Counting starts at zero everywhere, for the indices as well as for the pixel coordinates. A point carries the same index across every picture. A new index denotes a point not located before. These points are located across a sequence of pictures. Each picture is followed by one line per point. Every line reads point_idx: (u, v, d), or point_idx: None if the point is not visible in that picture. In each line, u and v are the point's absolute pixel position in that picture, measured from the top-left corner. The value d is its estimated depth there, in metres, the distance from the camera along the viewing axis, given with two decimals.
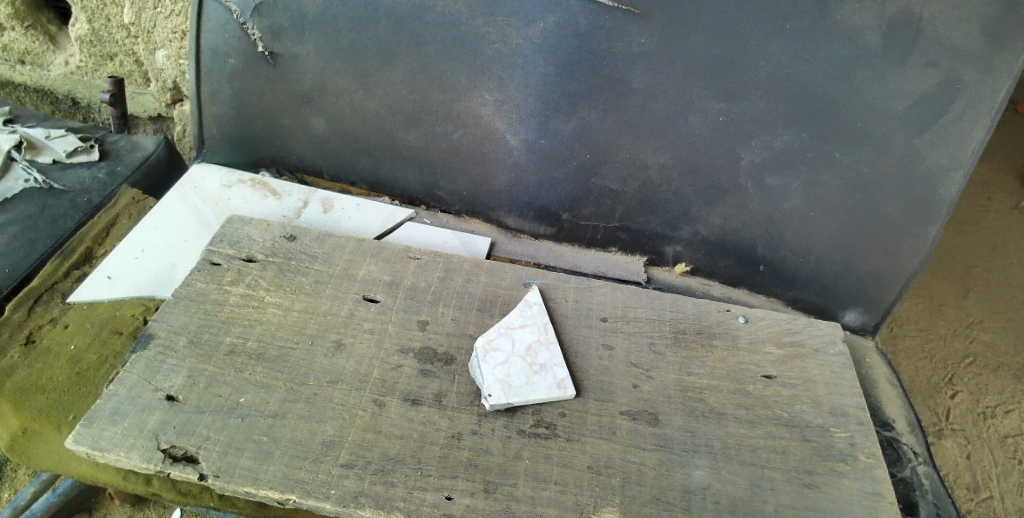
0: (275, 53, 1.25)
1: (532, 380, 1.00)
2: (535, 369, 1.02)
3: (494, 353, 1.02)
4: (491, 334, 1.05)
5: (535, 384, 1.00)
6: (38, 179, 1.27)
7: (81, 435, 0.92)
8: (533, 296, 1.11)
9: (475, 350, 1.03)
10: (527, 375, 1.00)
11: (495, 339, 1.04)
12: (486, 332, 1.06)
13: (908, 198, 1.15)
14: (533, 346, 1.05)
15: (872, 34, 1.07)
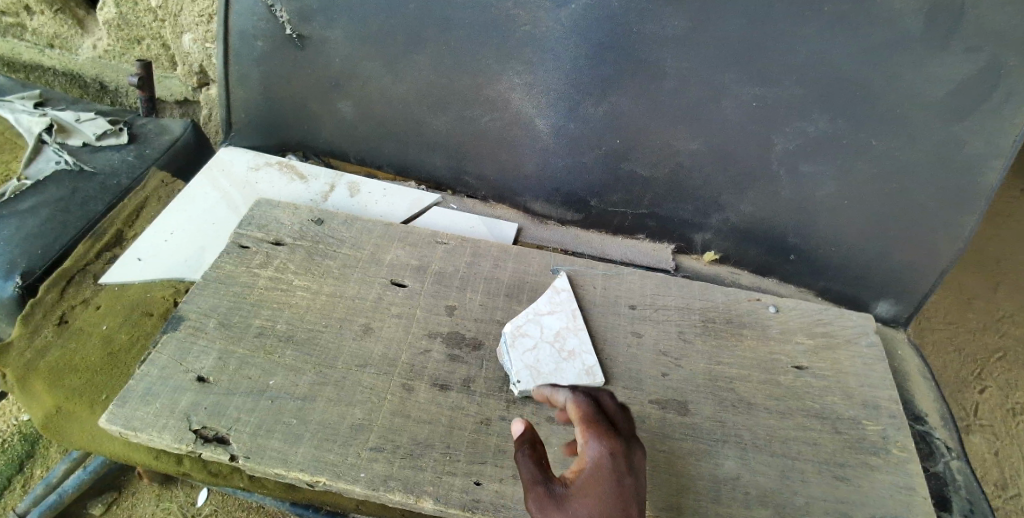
0: (304, 36, 1.24)
1: (560, 366, 1.00)
2: (563, 356, 1.01)
3: (522, 338, 1.01)
4: (519, 319, 1.03)
5: (563, 371, 0.99)
6: (68, 161, 1.29)
7: (114, 414, 0.92)
8: (561, 283, 1.10)
9: (503, 335, 1.01)
10: (556, 362, 1.00)
11: (524, 325, 1.03)
12: (513, 318, 1.04)
13: (948, 187, 1.12)
14: (562, 333, 1.04)
15: (911, 18, 1.03)
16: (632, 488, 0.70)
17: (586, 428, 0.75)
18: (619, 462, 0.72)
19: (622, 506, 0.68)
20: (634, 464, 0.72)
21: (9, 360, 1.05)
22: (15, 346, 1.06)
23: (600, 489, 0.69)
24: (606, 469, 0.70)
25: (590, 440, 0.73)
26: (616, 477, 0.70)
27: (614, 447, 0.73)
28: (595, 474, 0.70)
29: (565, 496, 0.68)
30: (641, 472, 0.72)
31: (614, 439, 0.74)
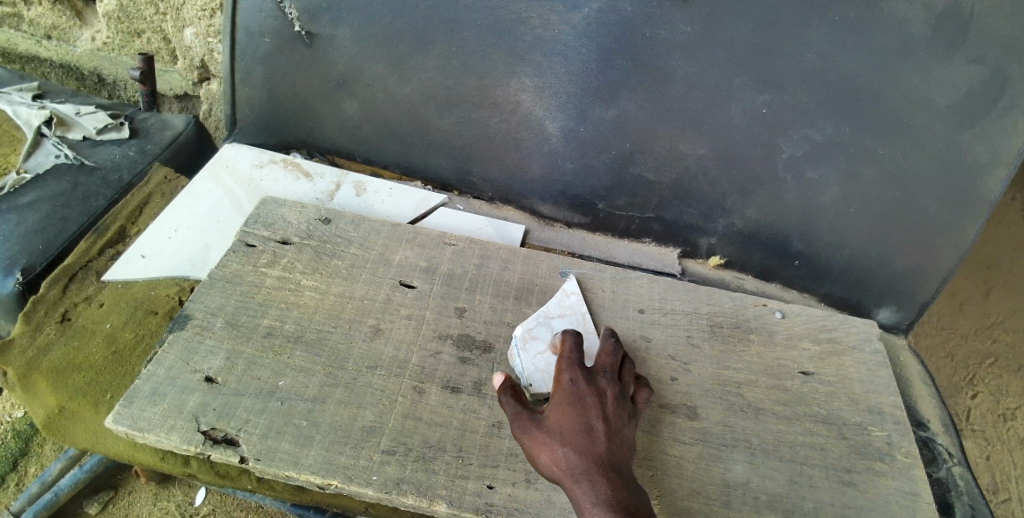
0: (312, 33, 1.23)
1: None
2: None
3: (533, 342, 1.01)
4: (528, 322, 1.03)
5: None
6: (68, 155, 1.27)
7: (121, 415, 0.91)
8: (569, 285, 1.11)
9: (514, 338, 1.01)
10: None
11: (534, 327, 1.03)
12: (525, 321, 1.05)
13: (952, 195, 1.14)
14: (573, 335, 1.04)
15: (918, 26, 1.05)
16: (596, 407, 0.86)
17: (560, 361, 0.91)
18: (584, 386, 0.88)
19: (585, 422, 0.85)
20: (601, 385, 0.89)
21: (11, 358, 1.02)
22: (17, 343, 1.04)
23: (564, 409, 0.86)
24: (572, 394, 0.87)
25: (562, 371, 0.90)
26: (581, 399, 0.87)
27: (581, 376, 0.89)
28: (563, 398, 0.87)
29: (538, 421, 0.86)
30: (608, 391, 0.89)
31: (583, 369, 0.90)
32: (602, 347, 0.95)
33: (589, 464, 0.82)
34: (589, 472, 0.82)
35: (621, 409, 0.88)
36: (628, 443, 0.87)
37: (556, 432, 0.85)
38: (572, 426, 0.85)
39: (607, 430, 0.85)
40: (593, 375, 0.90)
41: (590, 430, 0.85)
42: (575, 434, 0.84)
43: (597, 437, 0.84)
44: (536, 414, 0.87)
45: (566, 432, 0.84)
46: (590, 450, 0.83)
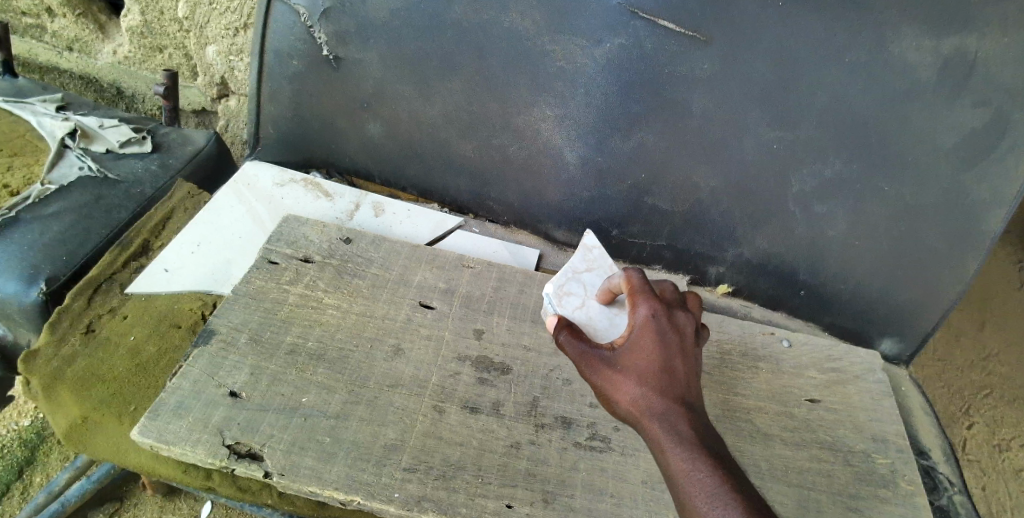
0: (339, 57, 1.28)
1: (614, 322, 0.91)
2: (616, 310, 0.92)
3: (567, 297, 0.93)
4: (558, 278, 0.96)
5: (618, 325, 0.91)
6: (92, 167, 1.29)
7: (147, 427, 0.92)
8: (590, 239, 1.03)
9: (546, 296, 0.94)
10: (609, 317, 0.92)
11: (565, 283, 0.95)
12: (554, 277, 0.97)
13: (954, 231, 1.18)
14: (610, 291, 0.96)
15: (926, 70, 1.10)
16: (676, 342, 0.80)
17: (631, 295, 0.84)
18: (663, 321, 0.81)
19: (664, 359, 0.79)
20: (679, 321, 0.82)
21: (36, 368, 1.04)
22: (42, 354, 1.05)
23: (643, 343, 0.80)
24: (651, 329, 0.80)
25: (635, 305, 0.82)
26: (659, 333, 0.80)
27: (660, 309, 0.81)
28: (642, 332, 0.80)
29: (609, 357, 0.80)
30: (686, 327, 0.82)
31: (660, 301, 0.82)
32: (671, 285, 0.88)
33: (668, 400, 0.77)
34: (668, 411, 0.76)
35: (697, 345, 0.82)
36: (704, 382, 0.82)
37: (630, 366, 0.79)
38: (649, 362, 0.79)
39: (685, 367, 0.80)
40: (670, 308, 0.83)
41: (669, 368, 0.79)
42: (653, 371, 0.78)
43: (674, 375, 0.78)
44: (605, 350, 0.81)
45: (642, 367, 0.79)
46: (670, 385, 0.78)
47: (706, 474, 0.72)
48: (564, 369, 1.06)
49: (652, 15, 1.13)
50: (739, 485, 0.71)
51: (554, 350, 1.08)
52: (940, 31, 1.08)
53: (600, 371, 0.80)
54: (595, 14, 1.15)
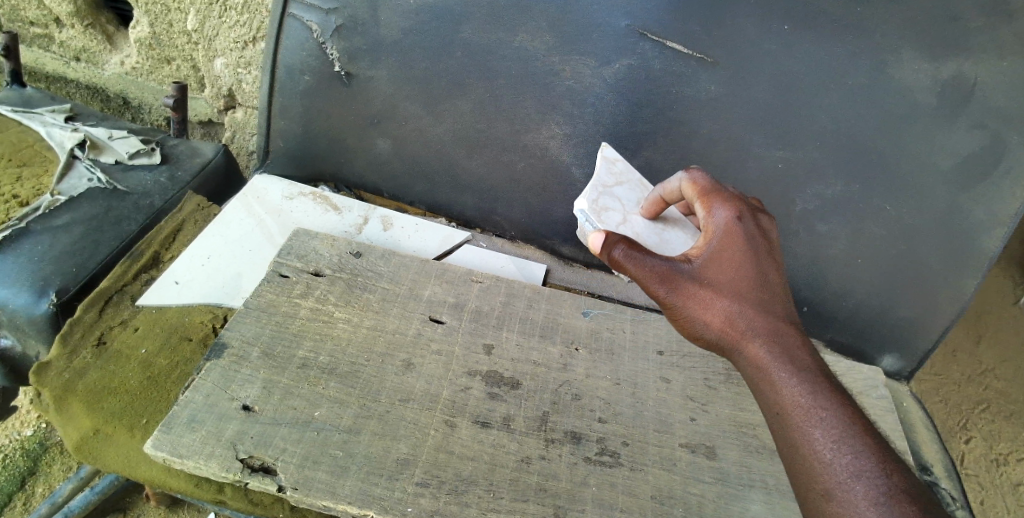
0: (351, 73, 1.32)
1: (655, 233, 1.07)
2: (656, 227, 1.08)
3: (607, 212, 1.08)
4: (588, 193, 1.10)
5: (664, 240, 1.07)
6: (101, 179, 1.29)
7: (160, 441, 0.93)
8: (608, 152, 1.18)
9: (587, 210, 1.07)
10: (654, 233, 1.07)
11: (596, 196, 1.10)
12: (588, 193, 1.10)
13: (950, 250, 1.21)
14: (633, 199, 1.12)
15: (925, 93, 1.14)
16: (755, 251, 0.91)
17: (706, 205, 0.95)
18: (742, 231, 0.92)
19: (748, 270, 0.89)
20: (758, 244, 0.92)
21: (47, 380, 1.04)
22: (54, 366, 1.05)
23: (727, 256, 0.90)
24: (732, 239, 0.91)
25: (711, 215, 0.94)
26: (739, 246, 0.90)
27: (736, 221, 0.93)
28: (724, 244, 0.91)
29: (700, 283, 0.88)
30: (761, 238, 0.93)
31: (735, 213, 0.93)
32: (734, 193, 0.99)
33: (755, 313, 0.87)
34: (760, 321, 0.87)
35: (776, 266, 0.92)
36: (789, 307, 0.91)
37: (722, 291, 0.88)
38: (736, 275, 0.89)
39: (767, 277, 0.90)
40: (743, 219, 0.93)
41: (752, 278, 0.89)
42: (740, 283, 0.88)
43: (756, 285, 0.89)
44: (693, 275, 0.89)
45: (731, 280, 0.89)
46: (761, 306, 0.87)
47: (817, 406, 0.80)
48: (573, 384, 1.06)
49: (659, 36, 1.17)
50: (847, 413, 0.79)
51: (562, 365, 1.09)
52: (939, 55, 1.12)
53: (691, 298, 0.88)
54: (604, 35, 1.19)
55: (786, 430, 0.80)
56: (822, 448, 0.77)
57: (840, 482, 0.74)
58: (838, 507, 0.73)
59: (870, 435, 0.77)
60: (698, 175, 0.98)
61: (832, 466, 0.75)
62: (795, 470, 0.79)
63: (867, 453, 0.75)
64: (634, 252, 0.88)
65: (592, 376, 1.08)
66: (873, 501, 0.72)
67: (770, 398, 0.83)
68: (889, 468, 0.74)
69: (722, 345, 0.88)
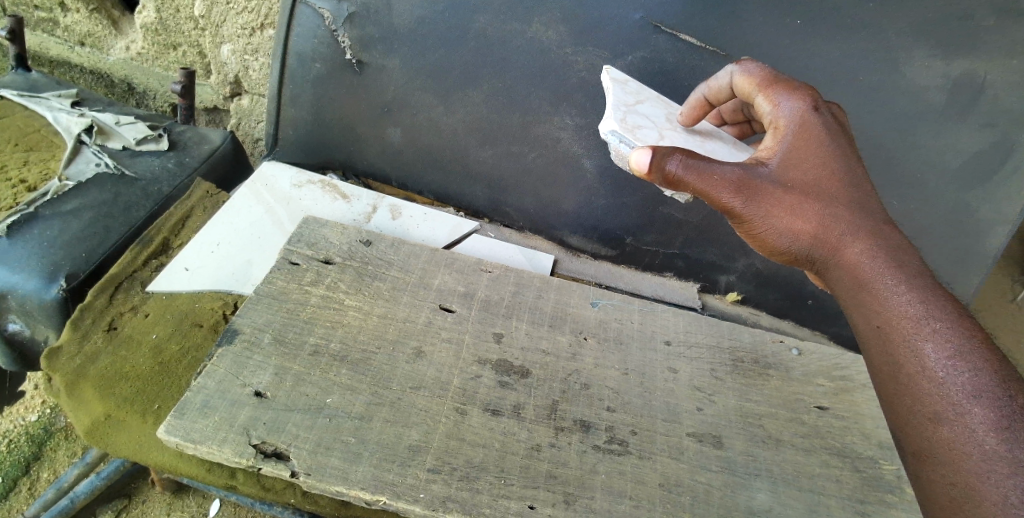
0: (362, 62, 1.33)
1: (693, 143, 1.10)
2: (694, 140, 1.11)
3: (642, 127, 1.07)
4: (614, 114, 1.08)
5: (709, 149, 1.10)
6: (109, 164, 1.29)
7: (173, 426, 0.93)
8: (613, 74, 1.18)
9: (622, 127, 1.05)
10: (697, 143, 1.10)
11: (622, 117, 1.08)
12: (616, 113, 1.08)
13: (962, 250, 1.32)
14: (656, 115, 1.13)
15: (936, 94, 1.23)
16: (829, 145, 0.94)
17: (768, 93, 0.99)
18: (815, 122, 0.95)
19: (824, 168, 0.93)
20: (834, 135, 0.95)
21: (60, 364, 1.04)
22: (66, 351, 1.06)
23: (804, 151, 0.93)
24: (810, 129, 0.94)
25: (781, 104, 0.97)
26: (816, 140, 0.94)
27: (810, 110, 0.96)
28: (800, 137, 0.94)
29: (776, 184, 0.91)
30: (836, 130, 0.96)
31: (807, 102, 0.96)
32: (793, 79, 1.00)
33: (854, 218, 0.91)
34: (854, 226, 0.91)
35: (852, 155, 0.96)
36: (880, 201, 0.95)
37: (802, 189, 0.92)
38: (819, 175, 0.93)
39: (845, 174, 0.94)
40: (815, 110, 0.96)
41: (842, 177, 0.93)
42: (820, 184, 0.92)
43: (855, 183, 0.94)
44: (769, 179, 0.92)
45: (806, 182, 0.92)
46: (852, 209, 0.92)
47: (929, 323, 0.84)
48: (582, 374, 1.07)
49: (673, 29, 1.21)
50: (974, 336, 0.82)
51: (572, 355, 1.10)
52: (949, 53, 1.20)
53: (764, 200, 0.91)
54: (619, 29, 1.22)
55: (893, 350, 0.85)
56: (937, 367, 0.82)
57: (958, 404, 0.80)
58: (950, 431, 0.80)
59: (1000, 360, 0.81)
60: (750, 66, 1.02)
61: (949, 386, 0.81)
62: (890, 379, 0.86)
63: (994, 375, 0.80)
64: (693, 163, 0.88)
65: (601, 366, 1.09)
66: (995, 426, 0.77)
67: (876, 312, 0.87)
68: (1015, 388, 0.78)
69: (815, 248, 0.92)
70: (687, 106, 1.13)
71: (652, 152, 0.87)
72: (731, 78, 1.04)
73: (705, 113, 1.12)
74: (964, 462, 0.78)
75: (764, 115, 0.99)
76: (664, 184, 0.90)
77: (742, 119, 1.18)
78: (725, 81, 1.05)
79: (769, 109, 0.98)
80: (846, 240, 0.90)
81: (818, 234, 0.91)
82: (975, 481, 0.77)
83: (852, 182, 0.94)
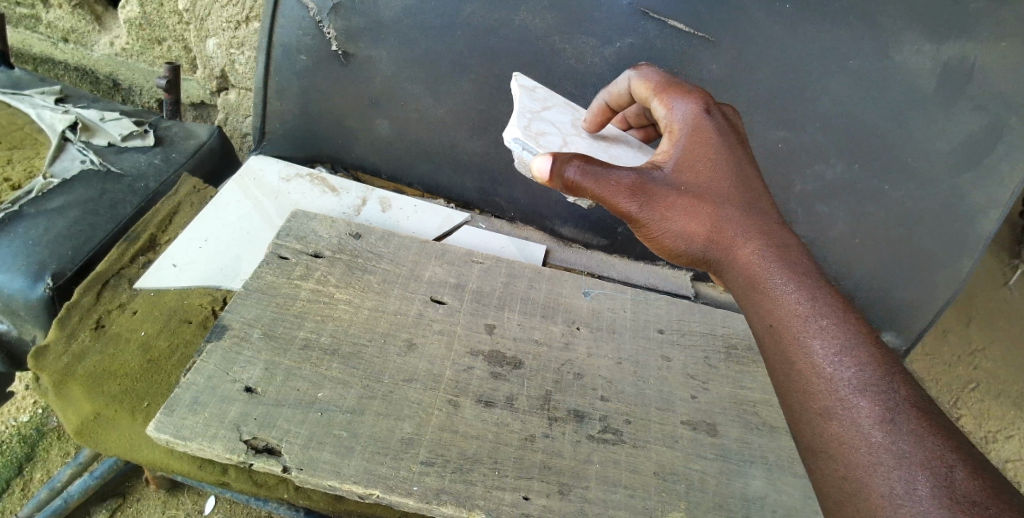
0: (349, 53, 1.31)
1: (596, 150, 1.09)
2: (600, 145, 1.11)
3: (546, 135, 1.06)
4: (518, 122, 1.07)
5: (615, 153, 1.10)
6: (94, 160, 1.27)
7: (163, 423, 0.92)
8: (522, 82, 1.19)
9: (526, 133, 1.04)
10: (603, 149, 1.09)
11: (527, 124, 1.07)
12: (520, 121, 1.07)
13: (953, 235, 1.31)
14: (563, 121, 1.13)
15: (926, 77, 1.22)
16: (721, 146, 0.90)
17: (661, 97, 0.96)
18: (707, 123, 0.91)
19: (715, 168, 0.88)
20: (726, 137, 0.91)
21: (47, 364, 1.03)
22: (52, 350, 1.04)
23: (696, 151, 0.89)
24: (700, 129, 0.91)
25: (672, 107, 0.94)
26: (707, 139, 0.90)
27: (701, 111, 0.92)
28: (691, 137, 0.90)
29: (670, 187, 0.87)
30: (729, 132, 0.92)
31: (699, 104, 0.93)
32: (688, 84, 0.97)
33: (745, 218, 0.86)
34: (745, 227, 0.85)
35: (749, 159, 0.92)
36: (776, 205, 0.89)
37: (696, 192, 0.87)
38: (709, 175, 0.88)
39: (738, 174, 0.89)
40: (707, 112, 0.93)
41: (735, 178, 0.89)
42: (711, 184, 0.87)
43: (748, 184, 0.89)
44: (664, 181, 0.87)
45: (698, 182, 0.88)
46: (743, 208, 0.87)
47: (817, 319, 0.76)
48: (575, 363, 1.07)
49: (662, 15, 1.21)
50: (862, 332, 0.75)
51: (565, 344, 1.09)
52: (941, 36, 1.20)
53: (658, 203, 0.86)
54: (607, 16, 1.21)
55: (782, 349, 0.77)
56: (823, 361, 0.73)
57: (842, 398, 0.70)
58: (836, 424, 0.70)
59: (887, 356, 0.72)
60: (648, 71, 0.99)
61: (834, 381, 0.71)
62: (780, 380, 0.77)
63: (879, 370, 0.71)
64: (591, 168, 0.83)
65: (594, 355, 1.09)
66: (880, 418, 0.68)
67: (767, 310, 0.80)
68: (899, 383, 0.70)
69: (710, 250, 0.87)
70: (590, 112, 1.11)
71: (552, 159, 0.84)
72: (628, 83, 1.01)
73: (608, 119, 1.10)
74: (850, 455, 0.68)
75: (659, 120, 0.96)
76: (567, 191, 0.86)
77: (647, 123, 1.17)
78: (623, 86, 1.02)
79: (663, 113, 0.95)
80: (738, 241, 0.85)
81: (712, 236, 0.86)
82: (861, 474, 0.66)
83: (746, 183, 0.89)
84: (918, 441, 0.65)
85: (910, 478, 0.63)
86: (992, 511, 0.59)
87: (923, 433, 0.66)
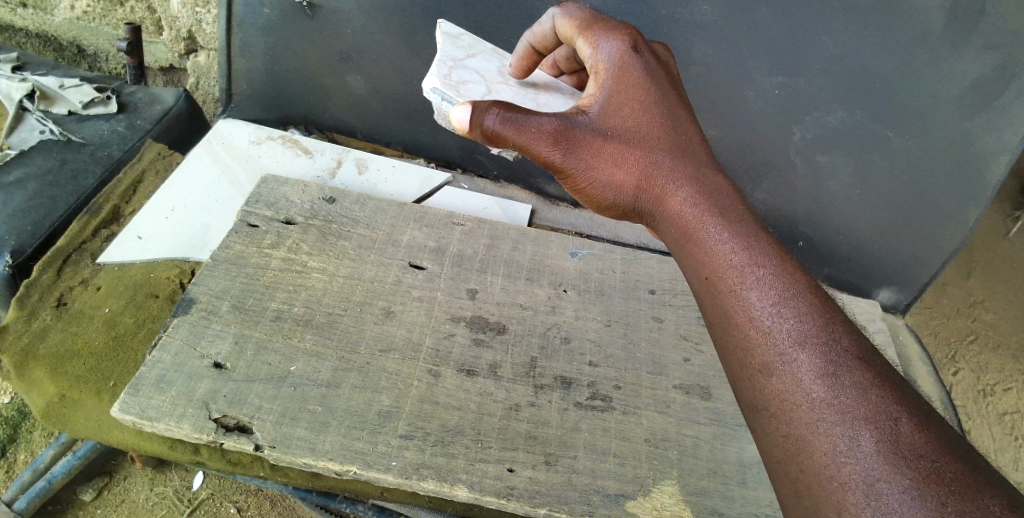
0: (315, 4, 1.22)
1: (525, 97, 0.99)
2: (533, 93, 1.01)
3: (469, 83, 0.97)
4: (438, 70, 0.98)
5: (549, 102, 1.00)
6: (54, 130, 1.21)
7: (128, 404, 0.87)
8: (445, 29, 1.07)
9: (446, 81, 0.95)
10: (536, 98, 1.00)
11: (448, 72, 0.98)
12: (442, 68, 0.98)
13: (959, 183, 1.25)
14: (488, 68, 1.03)
15: (933, 14, 1.12)
16: (651, 87, 0.80)
17: (586, 35, 0.85)
18: (635, 61, 0.82)
19: (645, 110, 0.79)
20: (656, 76, 0.82)
21: (5, 346, 0.98)
22: (12, 330, 1.00)
23: (625, 91, 0.80)
24: (627, 67, 0.81)
25: (598, 45, 0.84)
26: (635, 78, 0.80)
27: (628, 48, 0.82)
28: (618, 77, 0.80)
29: (596, 132, 0.77)
30: (660, 72, 0.83)
31: (626, 41, 0.83)
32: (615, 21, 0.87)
33: (677, 163, 0.77)
34: (676, 173, 0.76)
35: (681, 101, 0.83)
36: (710, 148, 0.81)
37: (624, 136, 0.78)
38: (639, 117, 0.79)
39: (670, 115, 0.80)
40: (634, 50, 0.83)
41: (666, 120, 0.80)
42: (641, 127, 0.78)
43: (680, 128, 0.80)
44: (589, 126, 0.78)
45: (626, 126, 0.78)
46: (675, 152, 0.78)
47: (753, 269, 0.68)
48: (562, 327, 1.01)
49: None
50: (800, 279, 0.66)
51: (551, 308, 1.04)
52: None
53: (584, 150, 0.77)
54: None
55: (718, 303, 0.68)
56: (760, 315, 0.65)
57: (781, 353, 0.62)
58: (775, 381, 0.62)
59: (829, 304, 0.64)
60: (573, 8, 0.88)
61: (773, 334, 0.63)
62: (716, 337, 0.68)
63: (820, 321, 0.63)
64: (512, 115, 0.74)
65: (581, 318, 1.03)
66: (822, 372, 0.60)
67: (700, 261, 0.71)
68: (841, 333, 0.62)
69: (641, 200, 0.78)
70: (517, 55, 1.00)
71: (471, 108, 0.74)
72: (552, 22, 0.89)
73: (536, 63, 0.99)
74: (792, 413, 0.60)
75: (585, 61, 0.86)
76: (487, 141, 0.76)
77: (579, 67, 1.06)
78: (547, 26, 0.90)
79: (589, 53, 0.85)
80: (669, 188, 0.76)
81: (642, 185, 0.77)
82: (801, 433, 0.58)
83: (678, 125, 0.80)
84: (862, 393, 0.57)
85: (853, 435, 0.56)
86: (939, 466, 0.52)
87: (868, 385, 0.58)
